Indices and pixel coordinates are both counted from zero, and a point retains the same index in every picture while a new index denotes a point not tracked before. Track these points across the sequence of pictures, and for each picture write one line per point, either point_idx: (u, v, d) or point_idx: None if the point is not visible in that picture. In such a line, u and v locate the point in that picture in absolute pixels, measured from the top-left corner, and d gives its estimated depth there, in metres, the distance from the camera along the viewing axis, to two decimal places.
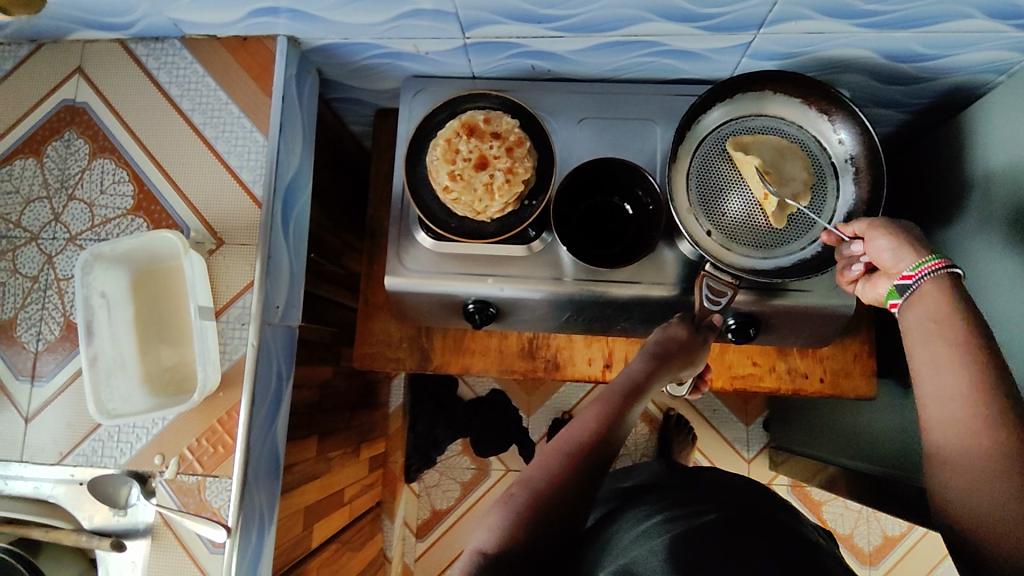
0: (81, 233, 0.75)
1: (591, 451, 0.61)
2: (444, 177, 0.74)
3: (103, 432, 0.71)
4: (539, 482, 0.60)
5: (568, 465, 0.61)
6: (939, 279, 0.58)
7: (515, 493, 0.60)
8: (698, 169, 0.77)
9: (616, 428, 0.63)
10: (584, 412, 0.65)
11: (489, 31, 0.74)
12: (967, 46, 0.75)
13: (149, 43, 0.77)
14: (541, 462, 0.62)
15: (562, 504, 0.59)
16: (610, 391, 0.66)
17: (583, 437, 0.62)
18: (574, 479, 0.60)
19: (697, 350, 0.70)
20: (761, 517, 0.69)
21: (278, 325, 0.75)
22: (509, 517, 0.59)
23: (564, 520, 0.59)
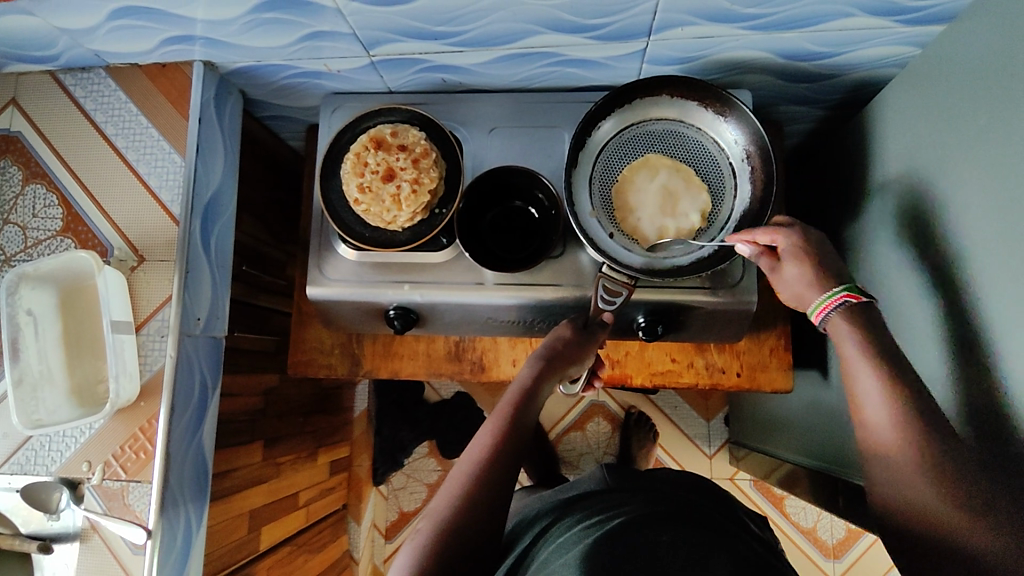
0: (15, 254, 0.80)
1: (491, 465, 0.63)
2: (354, 189, 0.77)
3: (35, 442, 0.76)
4: (445, 508, 0.60)
5: (472, 486, 0.61)
6: (844, 313, 0.62)
7: (423, 528, 0.60)
8: (600, 176, 0.79)
9: (513, 438, 0.66)
10: (480, 431, 0.67)
11: (390, 49, 0.76)
12: (859, 43, 0.73)
13: (76, 73, 0.81)
14: (445, 490, 0.62)
15: (473, 525, 0.60)
16: (504, 403, 0.70)
17: (481, 455, 0.64)
18: (479, 498, 0.61)
19: (585, 351, 0.75)
20: (691, 518, 0.66)
21: (199, 336, 0.80)
22: (421, 550, 0.58)
23: (479, 543, 0.59)
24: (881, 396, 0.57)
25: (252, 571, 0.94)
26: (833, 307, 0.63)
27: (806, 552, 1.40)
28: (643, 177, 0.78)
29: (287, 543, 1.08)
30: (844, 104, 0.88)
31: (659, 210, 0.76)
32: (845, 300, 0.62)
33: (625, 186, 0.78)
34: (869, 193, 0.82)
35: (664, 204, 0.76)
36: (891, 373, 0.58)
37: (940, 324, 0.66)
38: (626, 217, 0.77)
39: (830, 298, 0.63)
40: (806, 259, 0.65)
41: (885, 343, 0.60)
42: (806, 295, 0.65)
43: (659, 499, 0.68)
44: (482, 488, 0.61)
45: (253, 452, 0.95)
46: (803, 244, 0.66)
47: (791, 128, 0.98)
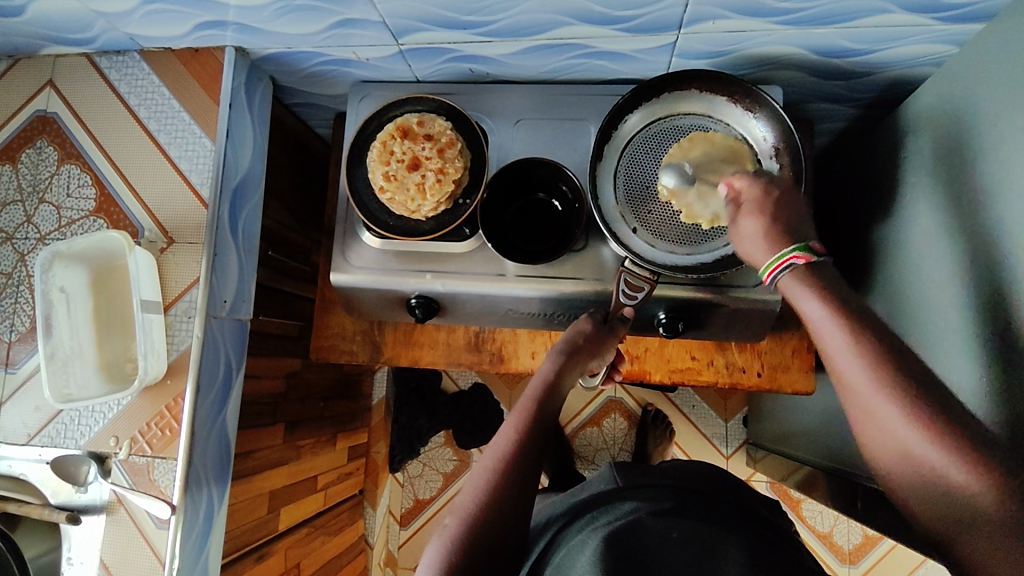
0: (49, 233, 0.82)
1: (514, 460, 0.63)
2: (379, 178, 0.78)
3: (65, 416, 0.78)
4: (471, 505, 0.61)
5: (497, 482, 0.62)
6: (796, 271, 0.56)
7: (449, 524, 0.60)
8: (625, 168, 0.78)
9: (537, 433, 0.66)
10: (502, 427, 0.67)
11: (419, 37, 0.76)
12: (896, 41, 0.71)
13: (112, 56, 0.83)
14: (471, 487, 0.62)
15: (500, 521, 0.60)
16: (526, 398, 0.69)
17: (505, 450, 0.64)
18: (504, 495, 0.61)
19: (606, 344, 0.75)
20: (708, 508, 0.66)
21: (225, 318, 0.81)
22: (449, 547, 0.58)
23: (504, 539, 0.60)
24: (850, 341, 0.51)
25: (269, 550, 0.96)
26: (786, 265, 0.56)
27: (821, 555, 1.39)
28: (730, 151, 0.74)
29: (304, 524, 1.10)
30: (878, 102, 0.86)
31: (704, 177, 0.74)
32: (795, 261, 0.55)
33: (709, 140, 0.75)
34: (899, 195, 0.80)
35: (710, 180, 0.74)
36: (856, 323, 0.51)
37: (969, 330, 0.64)
38: (670, 157, 0.75)
39: (784, 257, 0.56)
40: (763, 211, 0.58)
41: (826, 269, 0.55)
42: (759, 252, 0.58)
43: (667, 492, 0.68)
44: (508, 483, 0.62)
45: (273, 434, 0.97)
46: (762, 201, 0.59)
47: (823, 126, 0.96)
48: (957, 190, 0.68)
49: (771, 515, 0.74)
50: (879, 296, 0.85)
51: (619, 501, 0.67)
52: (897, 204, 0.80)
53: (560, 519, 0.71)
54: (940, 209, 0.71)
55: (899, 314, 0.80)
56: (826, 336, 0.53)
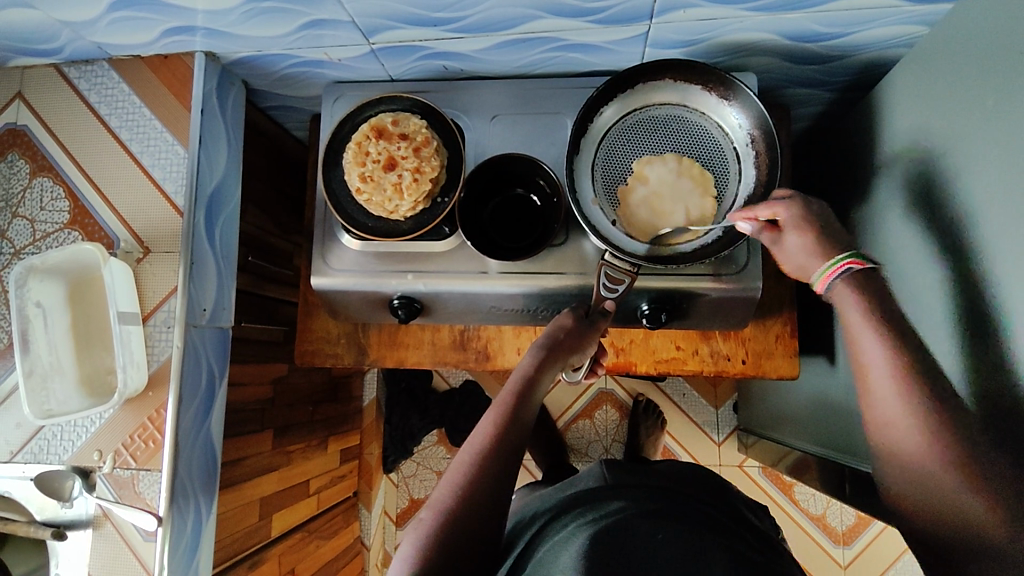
0: (24, 247, 0.81)
1: (493, 453, 0.63)
2: (355, 179, 0.77)
3: (48, 432, 0.77)
4: (447, 497, 0.61)
5: (474, 476, 0.62)
6: (848, 280, 0.60)
7: (424, 518, 0.60)
8: (603, 162, 0.78)
9: (515, 428, 0.66)
10: (481, 421, 0.68)
11: (390, 36, 0.75)
12: (867, 23, 0.71)
13: (80, 66, 0.82)
14: (446, 481, 0.62)
15: (476, 516, 0.60)
16: (505, 393, 0.70)
17: (483, 443, 0.64)
18: (481, 489, 0.61)
19: (588, 338, 0.75)
20: (702, 514, 0.66)
21: (205, 326, 0.81)
22: (423, 540, 0.58)
23: (480, 532, 0.59)
24: (888, 361, 0.55)
25: (262, 558, 0.95)
26: (839, 273, 0.61)
27: (815, 538, 1.40)
28: (699, 211, 0.75)
29: (297, 530, 1.09)
30: (853, 86, 0.86)
31: (674, 190, 0.76)
32: (849, 266, 0.60)
33: (708, 188, 0.75)
34: (875, 177, 0.80)
35: (672, 197, 0.75)
36: (896, 348, 0.55)
37: (947, 310, 0.65)
38: (674, 155, 0.77)
39: (835, 266, 0.61)
40: (806, 224, 0.64)
41: (890, 309, 0.58)
42: (809, 264, 0.64)
43: (655, 494, 0.68)
44: (485, 476, 0.62)
45: (262, 441, 0.96)
46: (801, 213, 0.65)
47: (800, 111, 0.96)
48: (930, 172, 0.68)
49: (759, 523, 0.75)
50: None
51: (603, 503, 0.68)
52: (874, 186, 0.81)
53: (546, 515, 0.72)
54: (915, 189, 0.71)
55: None
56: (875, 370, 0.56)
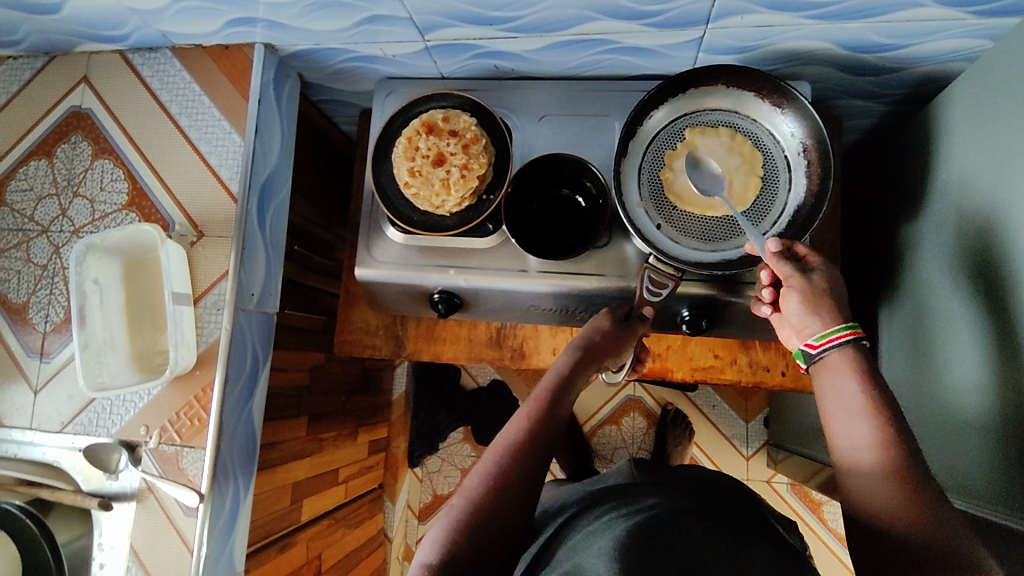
0: (83, 226, 0.83)
1: (526, 448, 0.64)
2: (404, 173, 0.79)
3: (98, 406, 0.80)
4: (480, 486, 0.61)
5: (506, 467, 0.62)
6: (844, 352, 0.62)
7: (455, 504, 0.60)
8: (650, 166, 0.78)
9: (548, 424, 0.67)
10: (515, 416, 0.68)
11: (446, 34, 0.76)
12: (928, 35, 0.70)
13: (144, 53, 0.84)
14: (478, 470, 0.63)
15: (507, 507, 0.60)
16: (540, 390, 0.71)
17: (517, 438, 0.65)
18: (512, 481, 0.61)
19: (624, 339, 0.76)
20: (730, 514, 0.65)
21: (253, 311, 0.83)
22: (453, 526, 0.58)
23: (506, 521, 0.60)
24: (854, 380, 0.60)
25: (292, 541, 0.97)
26: (838, 341, 0.62)
27: (842, 559, 1.37)
28: (743, 190, 0.75)
29: (325, 516, 1.11)
30: (908, 99, 0.85)
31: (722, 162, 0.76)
32: (844, 339, 0.62)
33: (755, 167, 0.76)
34: (929, 193, 0.79)
35: (718, 168, 0.76)
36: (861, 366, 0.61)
37: (1005, 331, 0.63)
38: (727, 129, 0.77)
39: (838, 331, 0.62)
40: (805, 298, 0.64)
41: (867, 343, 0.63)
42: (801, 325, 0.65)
43: (686, 494, 0.67)
44: (518, 466, 0.62)
45: (297, 427, 0.98)
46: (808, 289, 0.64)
47: (851, 123, 0.94)
48: (992, 187, 0.67)
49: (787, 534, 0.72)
50: (903, 297, 0.84)
51: (640, 498, 0.67)
52: (927, 201, 0.79)
53: (574, 507, 0.72)
54: (972, 205, 0.70)
55: (925, 315, 0.79)
56: (840, 387, 0.61)
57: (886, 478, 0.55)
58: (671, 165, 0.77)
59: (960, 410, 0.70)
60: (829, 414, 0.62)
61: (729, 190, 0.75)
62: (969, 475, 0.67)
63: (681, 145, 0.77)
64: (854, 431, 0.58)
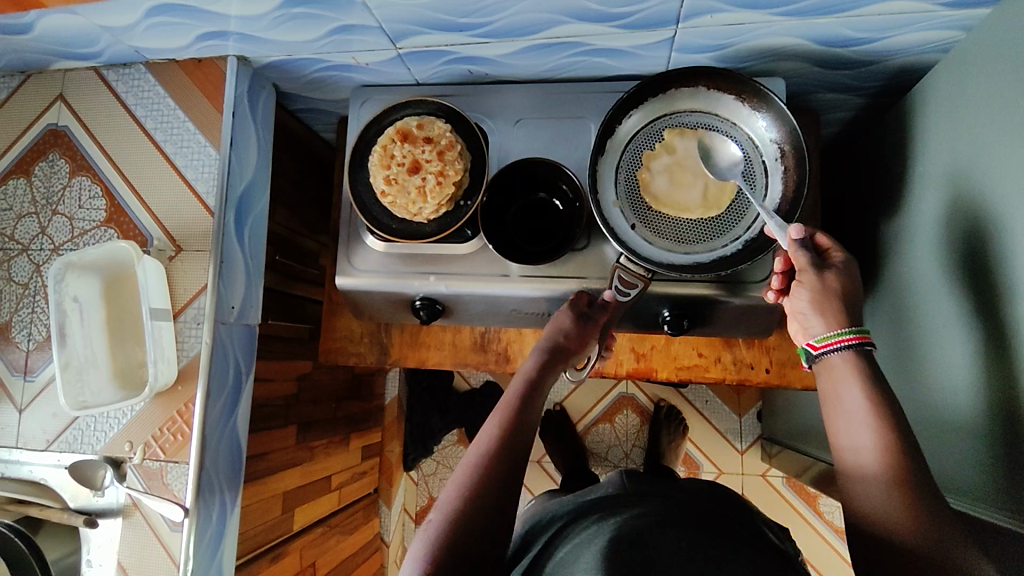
0: (63, 243, 0.84)
1: (500, 455, 0.65)
2: (381, 182, 0.79)
3: (82, 423, 0.80)
4: (457, 498, 0.61)
5: (482, 477, 0.62)
6: (847, 355, 0.63)
7: (434, 518, 0.60)
8: (627, 167, 0.78)
9: (518, 430, 0.68)
10: (486, 425, 0.69)
11: (418, 41, 0.76)
12: (900, 28, 0.70)
13: (118, 69, 0.84)
14: (454, 483, 0.63)
15: (485, 516, 0.60)
16: (508, 398, 0.72)
17: (490, 447, 0.65)
18: (488, 490, 0.62)
19: (587, 333, 0.76)
20: (715, 523, 0.65)
21: (234, 324, 0.83)
22: (434, 539, 0.58)
23: (487, 530, 0.59)
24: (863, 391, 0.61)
25: (284, 551, 0.97)
26: (842, 344, 0.63)
27: (839, 551, 1.37)
28: (719, 192, 0.75)
29: (318, 524, 1.11)
30: (885, 91, 0.84)
31: (699, 164, 0.76)
32: (851, 343, 0.63)
33: (733, 170, 0.75)
34: (909, 186, 0.78)
35: (695, 170, 0.76)
36: (868, 377, 0.61)
37: (984, 324, 0.63)
38: (707, 131, 0.76)
39: (844, 334, 0.63)
40: (818, 294, 0.65)
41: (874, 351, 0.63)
42: (808, 322, 0.66)
43: (669, 503, 0.68)
44: (493, 474, 0.63)
45: (286, 436, 0.99)
46: (822, 287, 0.65)
47: (830, 116, 0.94)
48: (970, 181, 0.66)
49: (779, 542, 0.72)
50: (886, 291, 0.84)
51: (626, 508, 0.67)
52: (907, 194, 0.79)
53: (562, 519, 0.72)
54: (951, 198, 0.70)
55: (907, 309, 0.79)
56: (847, 399, 0.61)
57: (891, 490, 0.56)
58: (650, 165, 0.77)
59: (944, 404, 0.70)
60: (836, 425, 0.62)
61: (704, 191, 0.75)
62: (961, 472, 0.67)
63: (660, 144, 0.77)
64: (861, 442, 0.59)
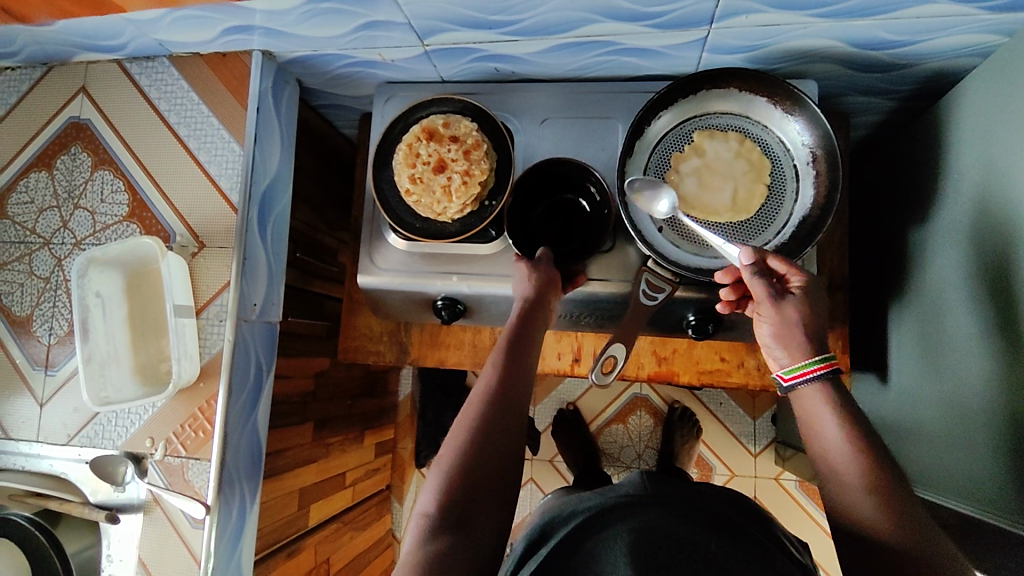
0: (85, 238, 0.83)
1: (501, 396, 0.63)
2: (405, 180, 0.78)
3: (103, 418, 0.80)
4: (462, 443, 0.61)
5: (484, 421, 0.61)
6: (817, 384, 0.61)
7: (441, 464, 0.60)
8: (655, 168, 0.77)
9: (517, 368, 0.66)
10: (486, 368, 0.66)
11: (445, 38, 0.75)
12: (938, 31, 0.69)
13: (141, 62, 0.84)
14: (458, 428, 0.62)
15: (491, 460, 0.60)
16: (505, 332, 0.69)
17: (490, 388, 0.64)
18: (491, 435, 0.61)
19: (552, 287, 0.72)
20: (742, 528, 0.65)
21: (256, 321, 0.82)
22: (443, 484, 0.59)
23: (494, 470, 0.60)
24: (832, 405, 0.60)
25: (300, 547, 0.97)
26: (812, 375, 0.61)
27: None
28: (749, 195, 0.74)
29: (332, 521, 1.11)
30: (917, 95, 0.83)
31: (729, 167, 0.75)
32: (820, 372, 0.61)
33: (762, 174, 0.74)
34: (940, 192, 0.77)
35: (725, 173, 0.75)
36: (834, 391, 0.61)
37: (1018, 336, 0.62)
38: (737, 134, 0.75)
39: (812, 365, 0.61)
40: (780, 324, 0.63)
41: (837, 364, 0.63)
42: (777, 352, 0.64)
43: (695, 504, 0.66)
44: (497, 416, 0.62)
45: (302, 433, 0.98)
46: (783, 317, 0.63)
47: (859, 119, 0.93)
48: (1005, 189, 0.65)
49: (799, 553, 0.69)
50: (913, 298, 0.83)
51: (644, 507, 0.65)
52: (938, 200, 0.77)
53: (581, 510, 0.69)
54: (985, 206, 0.68)
55: (934, 316, 0.78)
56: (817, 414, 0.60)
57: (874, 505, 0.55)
58: (678, 168, 0.76)
59: (970, 414, 0.69)
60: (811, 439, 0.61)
61: (733, 195, 0.74)
62: (986, 480, 0.66)
63: (688, 147, 0.76)
64: (835, 458, 0.58)
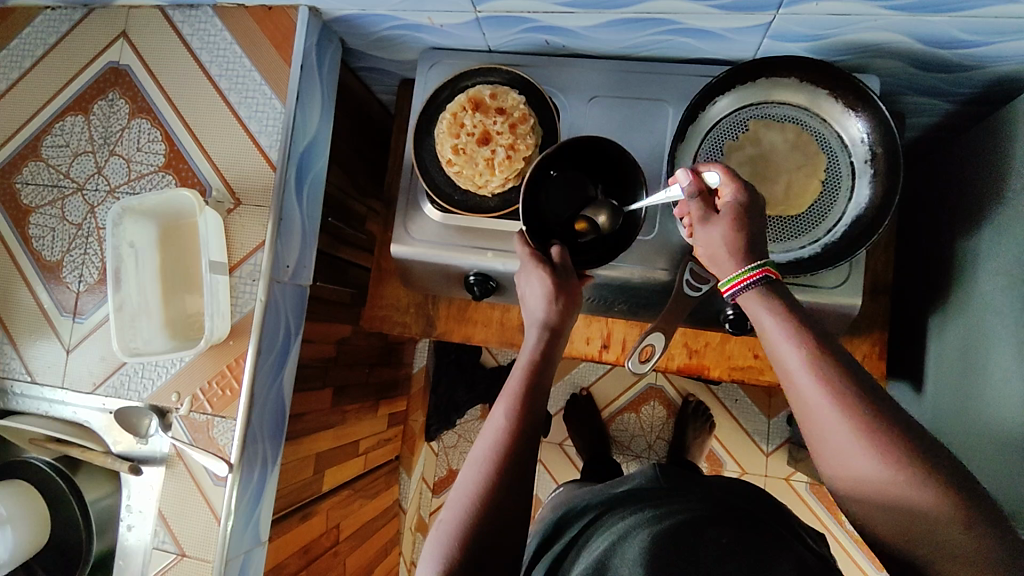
0: (119, 186, 0.82)
1: (517, 438, 0.57)
2: (448, 150, 0.76)
3: (130, 368, 0.80)
4: (473, 492, 0.54)
5: (498, 468, 0.55)
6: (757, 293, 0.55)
7: (448, 518, 0.54)
8: (706, 155, 0.75)
9: (533, 405, 0.60)
10: (498, 406, 0.60)
11: (500, 6, 0.73)
12: (1016, 33, 0.66)
13: (185, 10, 0.82)
14: (467, 475, 0.56)
15: (506, 510, 0.54)
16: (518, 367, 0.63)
17: (504, 428, 0.58)
18: (506, 482, 0.55)
19: (571, 307, 0.67)
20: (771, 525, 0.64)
21: (288, 283, 0.81)
22: (452, 541, 0.52)
23: (508, 523, 0.54)
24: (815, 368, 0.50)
25: (314, 510, 0.98)
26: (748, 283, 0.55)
27: (856, 561, 1.36)
28: (802, 190, 0.72)
29: (344, 487, 1.11)
30: (979, 99, 0.80)
31: (783, 159, 0.73)
32: (757, 278, 0.55)
33: (817, 169, 0.72)
34: (996, 200, 0.75)
35: (779, 165, 0.73)
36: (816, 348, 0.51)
37: None
38: (794, 126, 0.73)
39: (748, 272, 0.55)
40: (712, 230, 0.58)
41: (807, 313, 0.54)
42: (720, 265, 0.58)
43: (722, 498, 0.66)
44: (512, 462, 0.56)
45: (322, 398, 0.98)
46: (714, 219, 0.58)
47: (914, 120, 0.90)
48: None
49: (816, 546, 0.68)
50: (955, 307, 0.81)
51: (671, 500, 0.63)
52: (993, 208, 0.75)
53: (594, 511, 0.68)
54: None
55: (977, 326, 0.76)
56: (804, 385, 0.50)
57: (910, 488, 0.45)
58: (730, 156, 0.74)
59: (1010, 428, 0.68)
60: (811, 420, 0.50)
61: (787, 188, 0.72)
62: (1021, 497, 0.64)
63: (742, 134, 0.74)
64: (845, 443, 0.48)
